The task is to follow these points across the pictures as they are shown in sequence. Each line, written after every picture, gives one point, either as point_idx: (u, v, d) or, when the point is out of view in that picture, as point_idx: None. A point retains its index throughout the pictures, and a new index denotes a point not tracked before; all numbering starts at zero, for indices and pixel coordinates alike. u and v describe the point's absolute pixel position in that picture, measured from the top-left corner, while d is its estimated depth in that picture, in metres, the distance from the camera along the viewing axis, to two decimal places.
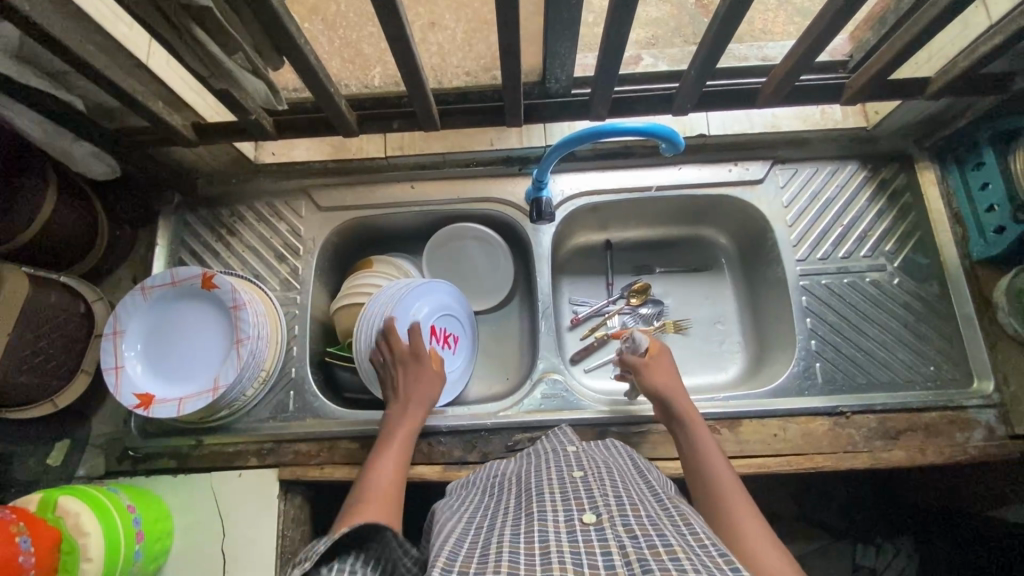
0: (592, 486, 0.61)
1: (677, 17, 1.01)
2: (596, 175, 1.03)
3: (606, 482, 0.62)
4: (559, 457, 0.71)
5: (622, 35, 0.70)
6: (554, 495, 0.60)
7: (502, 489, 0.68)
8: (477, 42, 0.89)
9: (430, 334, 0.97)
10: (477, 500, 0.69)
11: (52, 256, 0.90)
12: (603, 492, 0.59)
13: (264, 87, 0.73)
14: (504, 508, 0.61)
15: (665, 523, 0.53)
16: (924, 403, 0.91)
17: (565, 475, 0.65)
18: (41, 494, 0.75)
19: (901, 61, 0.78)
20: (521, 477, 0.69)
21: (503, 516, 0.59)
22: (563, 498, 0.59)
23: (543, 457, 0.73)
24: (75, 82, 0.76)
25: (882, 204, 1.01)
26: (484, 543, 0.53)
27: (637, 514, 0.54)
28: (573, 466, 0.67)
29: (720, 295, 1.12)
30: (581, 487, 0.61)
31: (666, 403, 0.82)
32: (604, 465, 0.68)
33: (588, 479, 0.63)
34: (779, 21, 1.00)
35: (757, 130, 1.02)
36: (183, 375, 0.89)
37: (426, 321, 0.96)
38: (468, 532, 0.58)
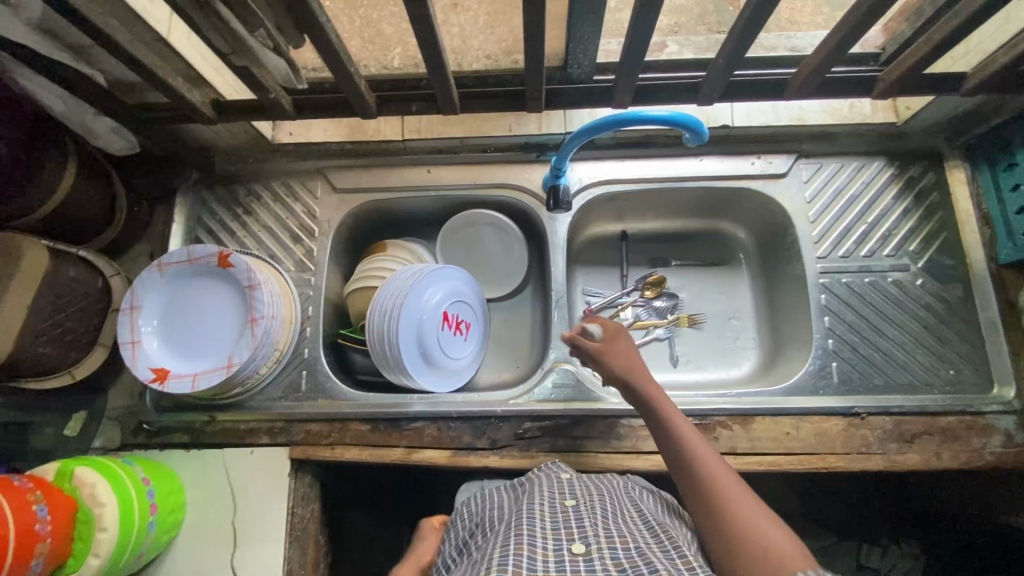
0: (585, 515, 0.62)
1: (700, 4, 0.98)
2: (616, 164, 1.02)
3: (598, 511, 0.63)
4: (553, 483, 0.71)
5: (650, 21, 0.68)
6: (545, 521, 0.60)
7: (492, 516, 0.69)
8: (501, 24, 0.86)
9: (441, 319, 0.97)
10: (473, 539, 0.68)
11: (70, 229, 0.91)
12: (594, 522, 0.60)
13: (284, 64, 0.73)
14: (494, 532, 0.62)
15: (654, 553, 0.55)
16: (942, 406, 0.89)
17: (558, 502, 0.65)
18: (58, 464, 0.76)
19: (938, 56, 0.76)
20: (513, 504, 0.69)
21: (493, 540, 0.60)
22: (554, 525, 0.59)
23: (534, 481, 0.74)
24: (95, 56, 0.75)
25: (909, 203, 0.99)
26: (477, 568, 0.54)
27: (627, 546, 0.56)
28: (566, 494, 0.67)
29: (737, 290, 1.11)
30: (574, 515, 0.61)
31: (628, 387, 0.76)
32: (596, 493, 0.68)
33: (581, 508, 0.63)
34: (806, 9, 0.96)
35: (783, 124, 0.99)
36: (198, 351, 0.89)
37: (437, 307, 0.96)
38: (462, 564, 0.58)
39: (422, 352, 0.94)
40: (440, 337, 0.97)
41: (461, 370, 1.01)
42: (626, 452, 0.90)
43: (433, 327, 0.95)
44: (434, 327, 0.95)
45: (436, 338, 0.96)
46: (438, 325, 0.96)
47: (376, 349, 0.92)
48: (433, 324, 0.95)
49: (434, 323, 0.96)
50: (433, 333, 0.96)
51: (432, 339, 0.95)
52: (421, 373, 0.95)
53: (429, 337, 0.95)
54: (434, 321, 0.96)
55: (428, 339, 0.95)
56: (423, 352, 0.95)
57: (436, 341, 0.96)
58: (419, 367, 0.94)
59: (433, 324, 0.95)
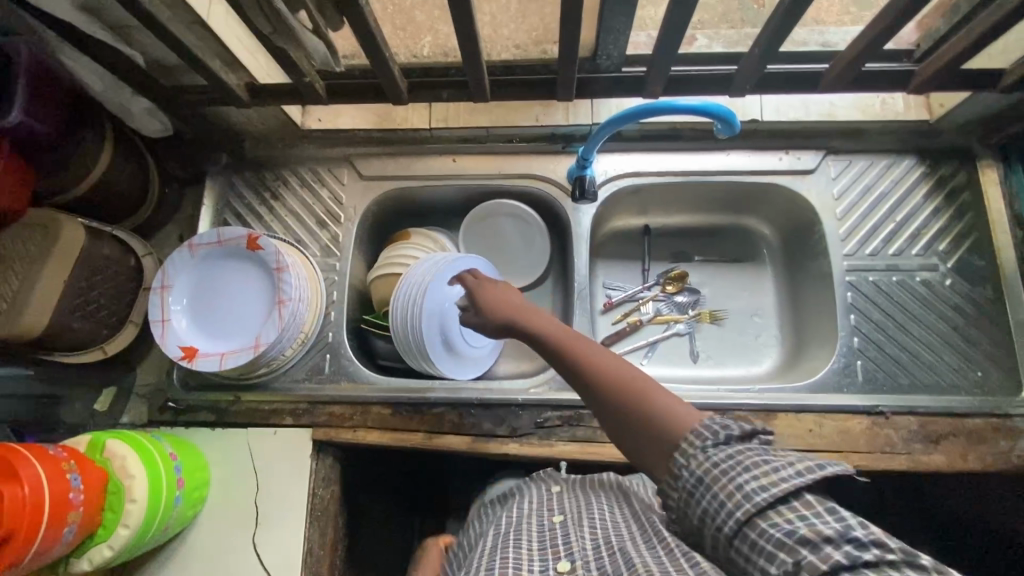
0: (572, 529, 0.65)
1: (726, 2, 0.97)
2: (641, 157, 1.02)
3: (585, 522, 0.66)
4: (543, 499, 0.74)
5: (687, 8, 0.68)
6: (533, 542, 0.64)
7: (486, 531, 0.72)
8: (532, 14, 0.88)
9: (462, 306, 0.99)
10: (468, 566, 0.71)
11: (104, 208, 0.93)
12: (580, 536, 0.63)
13: (323, 47, 0.76)
14: (486, 548, 0.66)
15: (636, 551, 0.58)
16: (970, 408, 0.88)
17: (546, 520, 0.68)
18: (90, 435, 0.78)
19: (978, 49, 0.75)
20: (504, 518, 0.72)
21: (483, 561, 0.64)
22: (541, 546, 0.63)
23: (526, 493, 0.77)
24: (136, 36, 0.77)
25: (939, 202, 0.98)
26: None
27: (611, 549, 0.59)
28: (554, 509, 0.70)
29: (760, 287, 1.10)
30: (561, 534, 0.65)
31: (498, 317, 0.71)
32: (585, 502, 0.71)
33: (568, 524, 0.66)
34: (834, 8, 0.95)
35: (813, 119, 0.98)
36: (227, 332, 0.91)
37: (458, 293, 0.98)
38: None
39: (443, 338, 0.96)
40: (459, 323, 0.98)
41: (479, 358, 1.02)
42: None
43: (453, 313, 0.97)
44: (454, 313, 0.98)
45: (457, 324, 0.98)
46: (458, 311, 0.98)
47: (399, 333, 0.93)
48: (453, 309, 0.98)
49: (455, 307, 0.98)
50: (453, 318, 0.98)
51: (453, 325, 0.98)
52: (442, 360, 0.96)
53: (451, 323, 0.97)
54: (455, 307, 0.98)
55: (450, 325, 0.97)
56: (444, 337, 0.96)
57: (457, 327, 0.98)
58: (440, 353, 0.96)
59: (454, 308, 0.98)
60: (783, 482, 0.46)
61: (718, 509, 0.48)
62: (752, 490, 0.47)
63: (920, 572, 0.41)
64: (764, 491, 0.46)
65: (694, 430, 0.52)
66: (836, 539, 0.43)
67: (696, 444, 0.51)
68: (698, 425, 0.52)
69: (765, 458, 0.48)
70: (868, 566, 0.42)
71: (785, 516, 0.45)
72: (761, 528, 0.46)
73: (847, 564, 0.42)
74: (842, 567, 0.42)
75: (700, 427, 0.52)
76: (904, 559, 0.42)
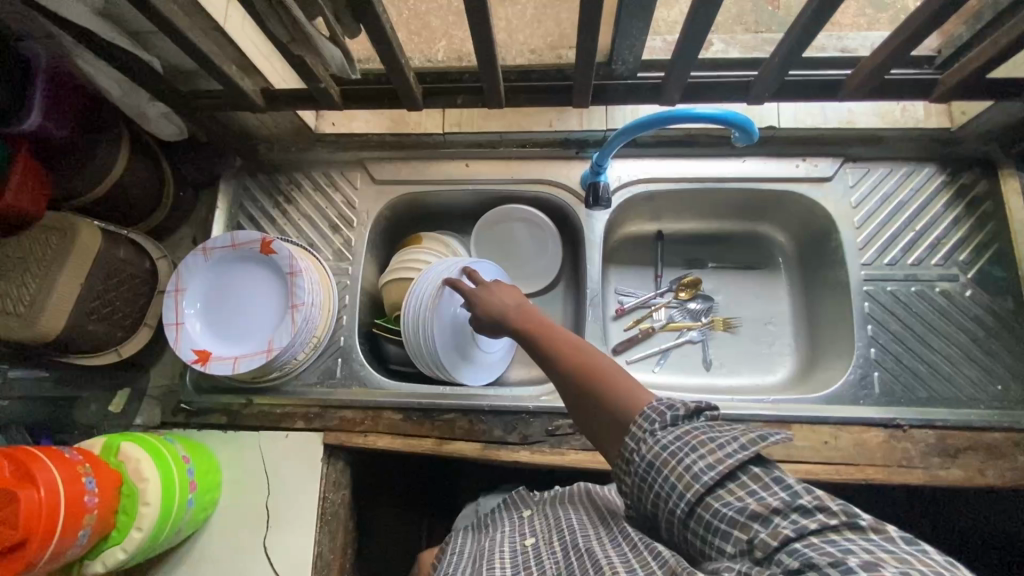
0: (545, 550, 0.61)
1: (739, 2, 0.96)
2: (657, 163, 1.01)
3: (557, 537, 0.62)
4: (515, 524, 0.71)
5: (708, 16, 0.67)
6: (506, 569, 0.59)
7: (457, 560, 0.67)
8: (547, 20, 0.87)
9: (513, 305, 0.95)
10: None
11: (120, 211, 0.94)
12: (553, 553, 0.60)
13: (340, 55, 0.72)
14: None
15: (604, 551, 0.55)
16: (989, 422, 0.86)
17: (518, 545, 0.64)
18: (104, 439, 0.78)
19: (1005, 58, 0.73)
20: (477, 548, 0.68)
21: None
22: (515, 570, 0.59)
23: (500, 523, 0.73)
24: (154, 42, 0.77)
25: (959, 211, 0.96)
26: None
27: (581, 554, 0.56)
28: (526, 533, 0.67)
29: (775, 295, 1.09)
30: (533, 555, 0.61)
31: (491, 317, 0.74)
32: (555, 517, 0.68)
33: (539, 544, 0.63)
34: (850, 10, 0.93)
35: (831, 126, 0.96)
36: (240, 335, 0.92)
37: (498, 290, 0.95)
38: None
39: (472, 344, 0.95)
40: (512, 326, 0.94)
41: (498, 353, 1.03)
42: None
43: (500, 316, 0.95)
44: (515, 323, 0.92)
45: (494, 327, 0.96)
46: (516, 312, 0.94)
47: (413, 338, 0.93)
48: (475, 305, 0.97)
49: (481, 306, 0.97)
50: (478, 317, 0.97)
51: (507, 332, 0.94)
52: (451, 360, 0.95)
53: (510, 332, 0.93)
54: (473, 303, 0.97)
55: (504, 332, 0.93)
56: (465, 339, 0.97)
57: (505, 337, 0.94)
58: (449, 353, 0.95)
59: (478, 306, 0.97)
60: (729, 459, 0.48)
61: (669, 492, 0.50)
62: (699, 471, 0.48)
63: (860, 533, 0.41)
64: (710, 471, 0.48)
65: (644, 413, 0.54)
66: (785, 511, 0.44)
67: (645, 426, 0.53)
68: (650, 407, 0.54)
69: (709, 435, 0.50)
70: (814, 534, 0.42)
71: (735, 494, 0.47)
72: (713, 507, 0.47)
73: (795, 535, 0.42)
74: (791, 540, 0.42)
75: (651, 409, 0.54)
76: (845, 522, 0.42)
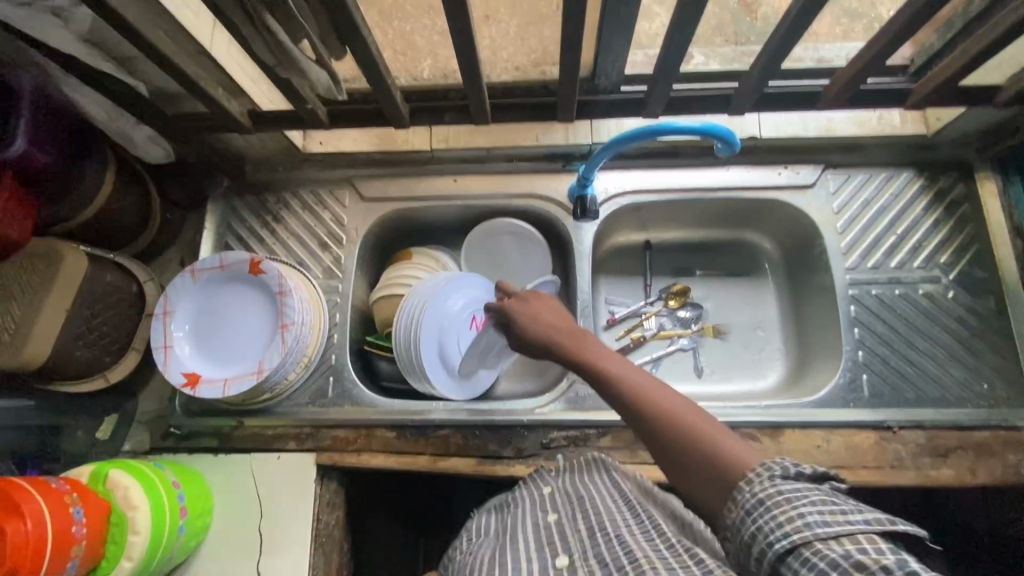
0: (568, 526, 0.62)
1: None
2: (642, 174, 1.02)
3: (581, 516, 0.63)
4: (535, 500, 0.70)
5: (687, 32, 0.68)
6: (529, 542, 0.60)
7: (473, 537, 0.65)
8: (532, 36, 0.87)
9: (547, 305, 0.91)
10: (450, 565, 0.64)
11: (107, 235, 0.93)
12: (578, 531, 0.60)
13: (326, 77, 0.73)
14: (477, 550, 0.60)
15: (635, 538, 0.56)
16: (977, 422, 0.87)
17: (542, 520, 0.65)
18: (92, 467, 0.77)
19: (975, 67, 0.75)
20: (498, 527, 0.68)
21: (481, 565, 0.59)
22: (538, 544, 0.60)
23: (519, 503, 0.72)
24: (139, 67, 0.77)
25: (939, 214, 0.98)
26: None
27: (609, 538, 0.57)
28: (548, 508, 0.67)
29: (763, 302, 1.10)
30: (557, 531, 0.61)
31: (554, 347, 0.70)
32: (577, 495, 0.68)
33: (563, 521, 0.63)
34: (826, 21, 0.94)
35: (811, 135, 0.99)
36: (229, 358, 0.91)
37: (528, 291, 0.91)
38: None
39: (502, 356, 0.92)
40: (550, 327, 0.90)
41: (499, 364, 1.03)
42: (656, 464, 0.88)
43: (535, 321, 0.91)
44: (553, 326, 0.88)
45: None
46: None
47: (419, 363, 0.92)
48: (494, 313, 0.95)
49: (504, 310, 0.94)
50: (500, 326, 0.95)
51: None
52: (440, 375, 0.95)
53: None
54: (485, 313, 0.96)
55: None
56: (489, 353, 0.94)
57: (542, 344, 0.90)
58: (438, 369, 0.95)
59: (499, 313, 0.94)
60: (849, 523, 0.44)
61: (770, 527, 0.46)
62: (816, 522, 0.44)
63: None
64: (828, 525, 0.44)
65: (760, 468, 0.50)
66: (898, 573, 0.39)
67: (764, 476, 0.49)
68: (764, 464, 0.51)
69: (836, 502, 0.46)
70: None
71: (845, 545, 0.42)
72: (816, 547, 0.43)
73: None
74: None
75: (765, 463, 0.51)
76: None
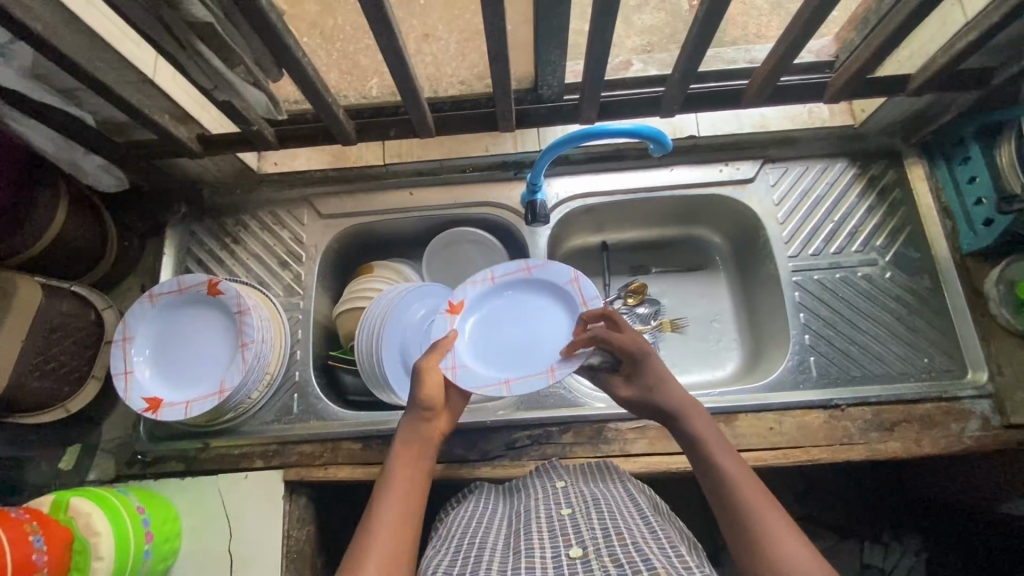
0: (581, 521, 0.65)
1: (672, 24, 1.00)
2: (591, 177, 1.06)
3: (595, 514, 0.66)
4: (548, 492, 0.75)
5: (607, 41, 0.73)
6: (543, 533, 0.64)
7: (491, 522, 0.71)
8: (472, 51, 0.91)
9: (543, 294, 0.93)
10: (465, 526, 0.71)
11: (64, 266, 0.94)
12: (590, 528, 0.63)
13: (265, 98, 0.79)
14: (495, 539, 0.66)
15: (651, 548, 0.58)
16: (919, 395, 0.91)
17: (554, 513, 0.68)
18: (54, 495, 0.77)
19: (880, 59, 0.80)
20: (511, 511, 0.74)
21: (496, 548, 0.64)
22: (552, 535, 0.63)
23: (532, 490, 0.78)
24: (84, 98, 0.79)
25: (872, 200, 1.03)
26: (480, 550, 0.64)
27: (624, 542, 0.59)
28: (561, 504, 0.70)
29: (716, 294, 1.14)
30: (569, 524, 0.65)
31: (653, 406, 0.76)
32: (591, 498, 0.71)
33: (576, 515, 0.66)
34: (772, 23, 0.97)
35: (746, 131, 1.04)
36: (190, 381, 0.91)
37: (522, 272, 0.93)
38: (469, 524, 0.71)
39: (492, 355, 0.88)
40: (550, 328, 0.89)
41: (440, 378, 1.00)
42: (618, 456, 0.91)
43: (530, 317, 0.91)
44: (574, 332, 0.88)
45: (517, 329, 0.91)
46: (553, 305, 0.91)
47: (381, 371, 0.93)
48: (473, 295, 0.93)
49: (487, 290, 0.93)
50: (478, 310, 0.92)
51: (552, 338, 0.89)
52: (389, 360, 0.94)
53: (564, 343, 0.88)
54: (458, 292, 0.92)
55: (549, 340, 0.89)
56: (472, 344, 0.89)
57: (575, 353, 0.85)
58: (391, 353, 0.95)
59: (478, 292, 0.92)
60: None
61: None
62: None
63: None
64: None
65: None
66: None
67: None
68: None
69: None
70: None
71: None
72: None
73: None
74: None
75: None
76: None
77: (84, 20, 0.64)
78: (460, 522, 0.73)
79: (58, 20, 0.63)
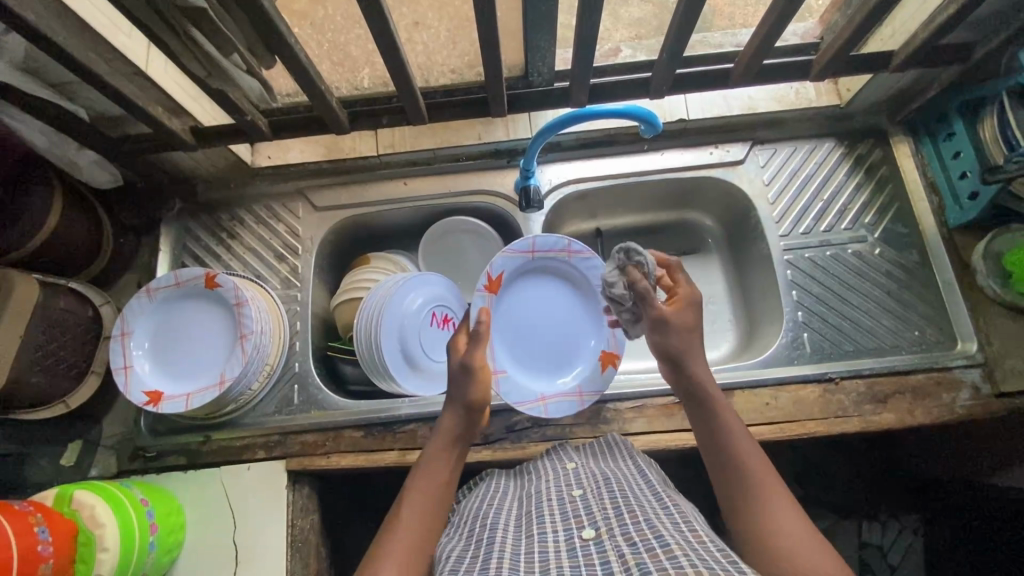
0: (592, 502, 0.66)
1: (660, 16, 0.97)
2: (583, 164, 1.07)
3: (605, 492, 0.67)
4: (559, 474, 0.76)
5: (596, 23, 0.73)
6: (555, 516, 0.65)
7: (504, 503, 0.73)
8: (462, 39, 0.90)
9: (573, 285, 1.00)
10: (476, 510, 0.72)
11: (60, 262, 0.94)
12: (602, 508, 0.64)
13: (258, 85, 0.84)
14: (507, 519, 0.67)
15: (664, 524, 0.58)
16: (912, 365, 0.93)
17: (566, 495, 0.69)
18: (57, 489, 0.77)
19: (861, 37, 0.81)
20: (523, 492, 0.76)
21: (507, 529, 0.65)
22: (564, 517, 0.64)
23: (543, 472, 0.79)
24: (77, 92, 0.79)
25: (860, 178, 1.04)
26: (492, 531, 0.64)
27: (636, 520, 0.59)
28: (572, 485, 0.71)
29: (709, 276, 1.16)
30: (582, 505, 0.66)
31: (675, 359, 0.75)
32: (602, 477, 0.72)
33: (587, 496, 0.67)
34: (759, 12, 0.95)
35: (734, 113, 1.04)
36: (189, 374, 0.91)
37: (563, 253, 0.98)
38: (482, 508, 0.72)
39: (519, 343, 0.97)
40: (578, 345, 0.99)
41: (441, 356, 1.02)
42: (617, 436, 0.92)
43: (558, 311, 0.99)
44: (598, 345, 0.98)
45: (546, 318, 0.99)
46: (579, 304, 1.00)
47: (378, 357, 0.94)
48: (513, 265, 0.97)
49: (524, 261, 0.97)
50: (512, 287, 0.98)
51: (577, 355, 0.98)
52: (389, 347, 0.95)
53: (588, 355, 0.98)
54: (499, 264, 0.95)
55: (571, 345, 0.99)
56: (500, 321, 0.97)
57: (601, 378, 0.95)
58: (391, 341, 0.96)
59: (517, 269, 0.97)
60: None
61: None
62: None
63: None
64: None
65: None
66: None
67: None
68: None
69: None
70: None
71: None
72: None
73: None
74: None
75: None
76: None
77: (77, 12, 0.65)
78: (472, 506, 0.74)
79: (50, 11, 0.63)
